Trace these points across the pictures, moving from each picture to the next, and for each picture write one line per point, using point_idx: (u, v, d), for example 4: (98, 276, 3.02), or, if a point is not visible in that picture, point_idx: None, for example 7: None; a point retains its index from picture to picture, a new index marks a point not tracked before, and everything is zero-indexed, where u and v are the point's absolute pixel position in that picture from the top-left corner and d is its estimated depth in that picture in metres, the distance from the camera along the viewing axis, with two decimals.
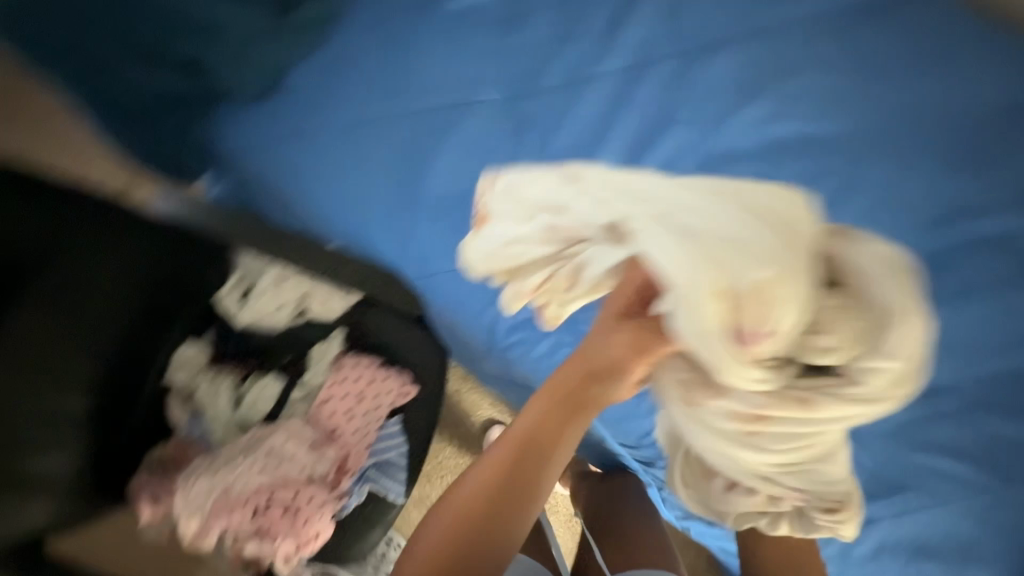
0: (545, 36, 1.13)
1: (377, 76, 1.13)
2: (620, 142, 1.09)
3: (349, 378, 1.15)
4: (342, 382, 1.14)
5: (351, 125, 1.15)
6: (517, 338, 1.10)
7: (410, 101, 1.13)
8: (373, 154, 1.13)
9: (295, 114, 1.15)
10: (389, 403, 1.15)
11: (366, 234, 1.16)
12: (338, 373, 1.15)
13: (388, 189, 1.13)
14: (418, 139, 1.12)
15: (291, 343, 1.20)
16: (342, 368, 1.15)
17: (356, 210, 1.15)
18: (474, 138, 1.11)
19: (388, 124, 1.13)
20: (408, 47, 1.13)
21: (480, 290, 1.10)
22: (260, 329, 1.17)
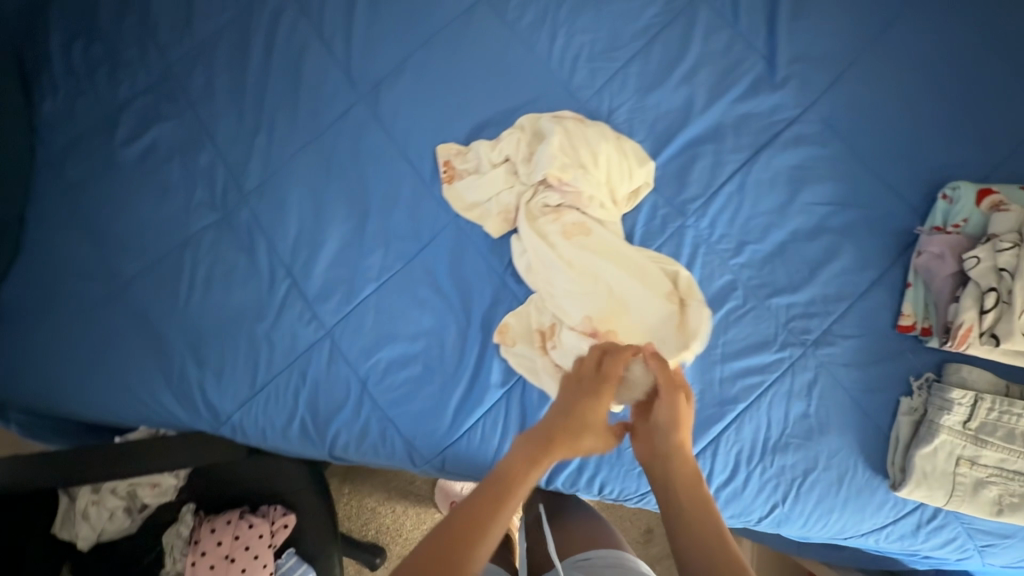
0: (229, 140, 1.08)
1: (81, 257, 1.06)
2: (377, 199, 1.06)
3: (222, 529, 1.12)
4: (209, 536, 1.12)
5: (134, 264, 1.05)
6: (337, 430, 1.01)
7: (126, 264, 1.05)
8: (115, 333, 1.04)
9: (18, 330, 1.06)
10: (261, 532, 1.10)
11: (148, 410, 1.05)
12: (201, 533, 1.12)
13: (147, 357, 1.03)
14: (156, 293, 1.04)
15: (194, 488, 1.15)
16: (203, 523, 1.13)
17: (123, 393, 1.04)
18: (212, 265, 1.05)
19: (116, 295, 1.05)
20: (98, 214, 1.07)
21: (274, 399, 1.02)
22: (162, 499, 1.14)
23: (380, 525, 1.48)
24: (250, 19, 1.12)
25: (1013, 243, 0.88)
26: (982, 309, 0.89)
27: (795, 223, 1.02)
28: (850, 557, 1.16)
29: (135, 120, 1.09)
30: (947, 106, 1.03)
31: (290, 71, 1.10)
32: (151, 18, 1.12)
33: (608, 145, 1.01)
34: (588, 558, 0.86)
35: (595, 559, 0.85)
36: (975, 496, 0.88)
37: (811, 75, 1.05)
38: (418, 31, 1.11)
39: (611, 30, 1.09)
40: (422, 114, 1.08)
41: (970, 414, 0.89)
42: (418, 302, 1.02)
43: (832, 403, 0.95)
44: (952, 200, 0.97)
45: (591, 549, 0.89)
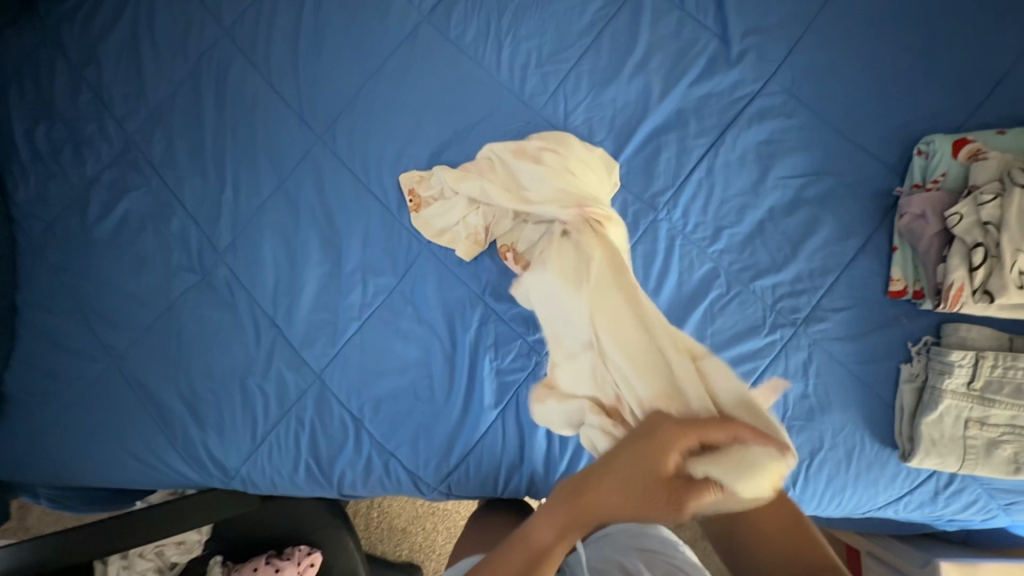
0: (196, 201, 1.10)
1: (74, 335, 1.08)
2: (347, 237, 1.06)
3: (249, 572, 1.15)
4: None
5: (124, 337, 1.08)
6: (342, 470, 1.02)
7: (117, 337, 1.08)
8: (117, 404, 1.07)
9: (27, 414, 1.09)
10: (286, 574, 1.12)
11: (160, 473, 1.07)
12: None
13: (151, 424, 1.06)
14: (150, 361, 1.06)
15: (217, 537, 1.19)
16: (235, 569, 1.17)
17: (134, 461, 1.07)
18: (199, 327, 1.06)
19: (112, 367, 1.07)
20: (83, 292, 1.09)
21: (277, 448, 1.03)
22: (197, 548, 1.20)
23: (413, 544, 1.46)
24: (200, 78, 1.13)
25: (995, 194, 0.86)
26: (972, 266, 0.86)
27: (771, 200, 0.99)
28: (875, 526, 1.14)
29: (105, 194, 1.11)
30: (914, 56, 0.99)
31: (245, 124, 1.11)
32: (105, 92, 1.14)
33: (580, 155, 0.99)
34: (606, 534, 0.86)
35: (614, 534, 0.85)
36: (989, 458, 0.87)
37: (767, 47, 1.02)
38: (364, 62, 1.10)
39: (556, 31, 1.06)
40: (380, 146, 1.08)
41: (973, 375, 0.87)
42: (402, 334, 1.03)
43: (831, 380, 0.93)
44: (928, 155, 0.94)
45: (608, 526, 0.89)
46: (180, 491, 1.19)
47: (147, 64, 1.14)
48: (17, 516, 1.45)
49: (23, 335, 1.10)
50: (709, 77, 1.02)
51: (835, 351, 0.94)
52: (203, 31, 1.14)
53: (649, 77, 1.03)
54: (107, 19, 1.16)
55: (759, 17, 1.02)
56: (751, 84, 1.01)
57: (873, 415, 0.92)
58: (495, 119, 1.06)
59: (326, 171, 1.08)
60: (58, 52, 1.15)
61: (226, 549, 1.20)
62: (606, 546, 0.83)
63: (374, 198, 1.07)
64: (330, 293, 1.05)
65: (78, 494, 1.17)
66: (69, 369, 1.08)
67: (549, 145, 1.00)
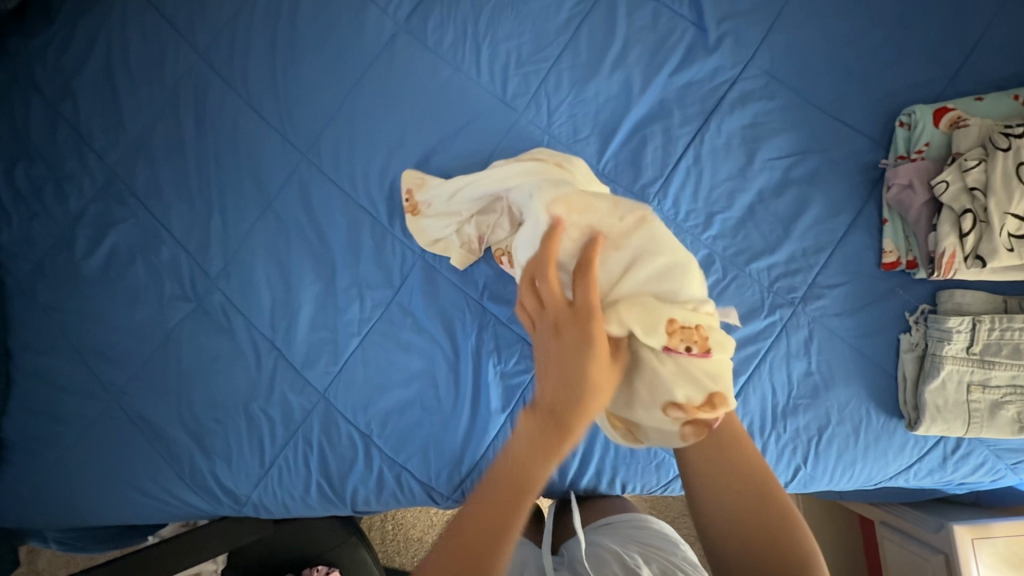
0: (184, 228, 1.09)
1: (71, 374, 1.07)
2: (340, 252, 1.06)
3: None
4: None
5: (120, 372, 1.06)
6: (355, 486, 1.02)
7: (115, 372, 1.06)
8: (121, 440, 1.05)
9: (28, 457, 1.07)
10: None
11: (171, 506, 1.06)
12: None
13: (158, 457, 1.05)
14: (151, 394, 1.05)
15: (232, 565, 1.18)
16: None
17: (141, 495, 1.05)
18: (197, 355, 1.05)
19: (113, 403, 1.06)
20: (76, 329, 1.07)
21: (287, 471, 1.03)
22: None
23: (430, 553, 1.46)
24: (178, 104, 1.11)
25: (979, 160, 0.87)
26: (962, 233, 0.87)
27: (759, 183, 0.99)
28: (887, 495, 1.15)
29: (91, 229, 1.09)
30: (889, 29, 1.00)
31: (228, 147, 1.10)
32: (82, 126, 1.12)
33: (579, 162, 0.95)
34: (611, 523, 0.88)
35: (616, 522, 0.88)
36: (993, 419, 0.88)
37: (744, 30, 1.02)
38: (344, 76, 1.09)
39: (534, 31, 1.06)
40: (367, 159, 1.07)
41: (971, 339, 0.88)
42: (403, 346, 1.03)
43: (833, 355, 0.94)
44: (910, 126, 0.95)
45: (614, 515, 0.91)
46: (192, 522, 1.18)
47: (124, 94, 1.12)
48: (27, 560, 1.43)
49: (20, 379, 1.08)
50: (689, 65, 1.03)
51: (835, 326, 0.94)
52: (177, 57, 1.13)
53: (629, 70, 1.03)
54: (79, 52, 1.14)
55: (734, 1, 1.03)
56: (731, 69, 1.02)
57: (877, 386, 0.93)
58: (479, 123, 1.06)
59: (313, 188, 1.07)
60: (31, 89, 1.14)
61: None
62: (609, 531, 0.86)
63: (364, 212, 1.06)
64: (326, 310, 1.05)
65: (88, 534, 1.15)
66: (68, 409, 1.07)
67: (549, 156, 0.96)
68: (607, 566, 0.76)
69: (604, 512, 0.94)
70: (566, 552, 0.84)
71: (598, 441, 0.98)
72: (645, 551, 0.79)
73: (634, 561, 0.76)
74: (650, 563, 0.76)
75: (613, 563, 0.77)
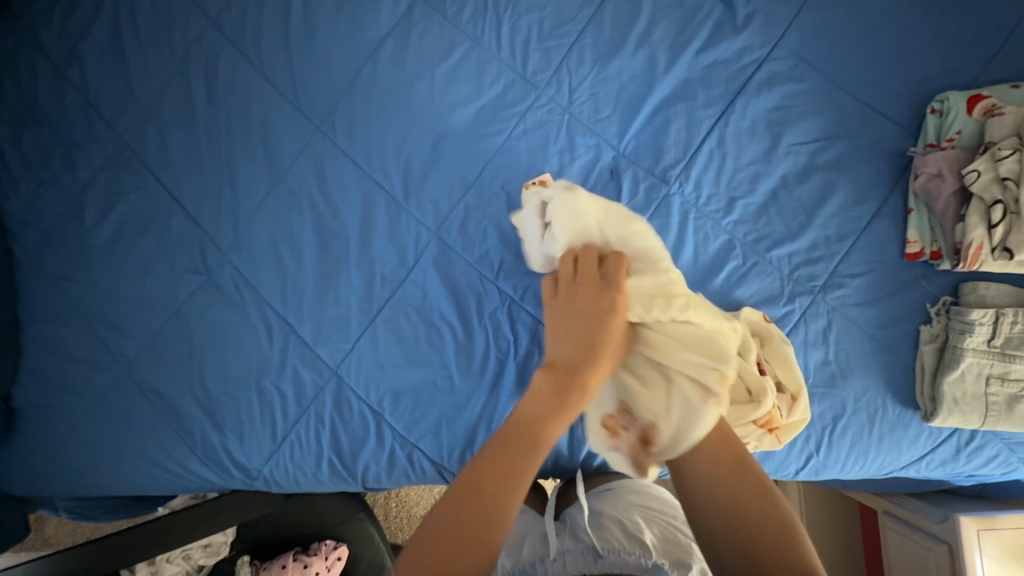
0: (195, 199, 1.07)
1: (81, 344, 1.06)
2: (356, 227, 1.04)
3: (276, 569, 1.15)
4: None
5: (129, 344, 1.05)
6: (366, 462, 1.02)
7: (125, 344, 1.05)
8: (131, 410, 1.05)
9: (36, 426, 1.07)
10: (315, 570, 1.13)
11: (182, 479, 1.07)
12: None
13: (169, 429, 1.05)
14: (162, 365, 1.05)
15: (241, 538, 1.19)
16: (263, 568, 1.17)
17: (152, 466, 1.06)
18: (209, 327, 1.04)
19: (125, 375, 1.05)
20: (86, 299, 1.06)
21: (299, 446, 1.03)
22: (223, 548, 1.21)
23: None
24: (188, 72, 1.08)
25: (1013, 150, 0.85)
26: (991, 224, 0.85)
27: (784, 167, 0.97)
28: (893, 485, 1.15)
29: (101, 198, 1.08)
30: (924, 12, 0.97)
31: (240, 117, 1.07)
32: (90, 91, 1.09)
33: (630, 170, 0.99)
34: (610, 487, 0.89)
35: (617, 488, 0.88)
36: (1011, 413, 0.88)
37: (773, 10, 0.99)
38: (359, 47, 1.06)
39: (557, 4, 1.03)
40: (382, 134, 1.05)
41: (993, 332, 0.87)
42: (419, 323, 1.02)
43: (851, 345, 0.93)
44: (942, 113, 0.93)
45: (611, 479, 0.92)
46: (201, 494, 1.18)
47: (132, 60, 1.09)
48: (34, 528, 1.44)
49: (29, 348, 1.07)
50: (715, 44, 1.00)
51: (854, 316, 0.94)
52: (188, 22, 1.09)
53: (655, 47, 1.00)
54: (86, 14, 1.11)
55: None
56: (759, 50, 0.99)
57: (891, 374, 0.93)
58: (499, 97, 1.03)
59: (330, 160, 1.05)
60: (36, 52, 1.10)
61: (251, 549, 1.20)
62: (607, 496, 0.87)
63: (380, 185, 1.04)
64: (343, 284, 1.04)
65: (98, 503, 1.16)
66: (77, 379, 1.06)
67: (601, 162, 1.00)
68: (609, 530, 0.77)
69: (605, 480, 0.95)
70: (568, 518, 0.83)
71: None
72: (646, 516, 0.80)
73: (636, 526, 0.77)
74: (651, 526, 0.78)
75: (614, 527, 0.77)
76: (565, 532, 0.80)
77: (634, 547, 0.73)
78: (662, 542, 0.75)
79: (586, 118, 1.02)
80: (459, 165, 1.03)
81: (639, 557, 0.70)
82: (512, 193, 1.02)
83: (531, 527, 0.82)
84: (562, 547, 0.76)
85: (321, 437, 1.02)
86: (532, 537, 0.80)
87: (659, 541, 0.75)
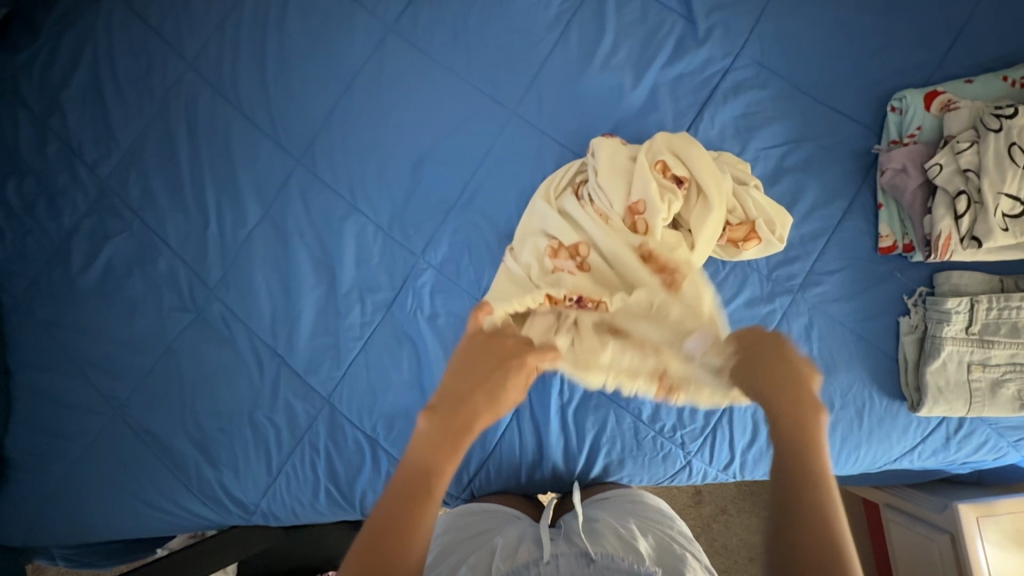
0: (181, 237, 1.08)
1: (71, 389, 1.06)
2: (340, 254, 1.05)
3: None
4: None
5: (119, 386, 1.06)
6: (363, 488, 1.02)
7: (115, 386, 1.06)
8: (124, 453, 1.05)
9: (29, 475, 1.06)
10: None
11: (180, 518, 1.06)
12: None
13: (163, 469, 1.04)
14: (154, 405, 1.05)
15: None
16: None
17: (147, 508, 1.05)
18: (199, 363, 1.05)
19: (117, 417, 1.05)
20: (75, 344, 1.07)
21: (295, 478, 1.03)
22: None
23: None
24: (168, 114, 1.11)
25: (971, 142, 0.88)
26: (957, 215, 0.88)
27: (755, 170, 0.99)
28: (891, 478, 1.15)
29: (87, 243, 1.09)
30: (876, 15, 1.00)
31: (221, 156, 1.09)
32: (72, 139, 1.11)
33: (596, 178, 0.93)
34: (606, 498, 0.91)
35: (612, 498, 0.90)
36: (995, 398, 0.89)
37: (733, 22, 1.03)
38: (334, 80, 1.09)
39: (524, 28, 1.06)
40: (361, 163, 1.07)
41: (970, 320, 0.89)
42: (407, 345, 1.03)
43: (834, 341, 0.95)
44: (902, 111, 0.96)
45: (607, 490, 0.94)
46: (199, 533, 1.18)
47: (113, 106, 1.11)
48: None
49: (20, 396, 1.07)
50: (678, 58, 1.03)
51: (834, 313, 0.95)
52: (166, 66, 1.12)
53: (622, 63, 1.04)
54: (65, 64, 1.13)
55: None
56: (722, 62, 1.02)
57: (875, 366, 0.94)
58: (473, 120, 1.06)
59: (311, 191, 1.07)
60: (18, 104, 1.12)
61: None
62: (602, 506, 0.88)
63: (362, 212, 1.06)
64: (330, 311, 1.04)
65: (95, 549, 1.15)
66: (69, 426, 1.06)
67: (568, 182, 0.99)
68: (604, 538, 0.78)
69: (601, 490, 0.96)
70: (562, 526, 0.84)
71: (605, 435, 0.98)
72: (641, 524, 0.81)
73: (630, 533, 0.78)
74: (645, 534, 0.79)
75: (609, 534, 0.78)
76: (559, 538, 0.80)
77: (626, 552, 0.73)
78: (656, 551, 0.76)
79: (560, 135, 1.04)
80: (438, 189, 1.05)
81: (631, 560, 0.71)
82: (492, 214, 1.04)
83: (526, 530, 0.83)
84: (555, 550, 0.76)
85: (317, 466, 1.02)
86: (527, 541, 0.79)
87: (653, 549, 0.76)
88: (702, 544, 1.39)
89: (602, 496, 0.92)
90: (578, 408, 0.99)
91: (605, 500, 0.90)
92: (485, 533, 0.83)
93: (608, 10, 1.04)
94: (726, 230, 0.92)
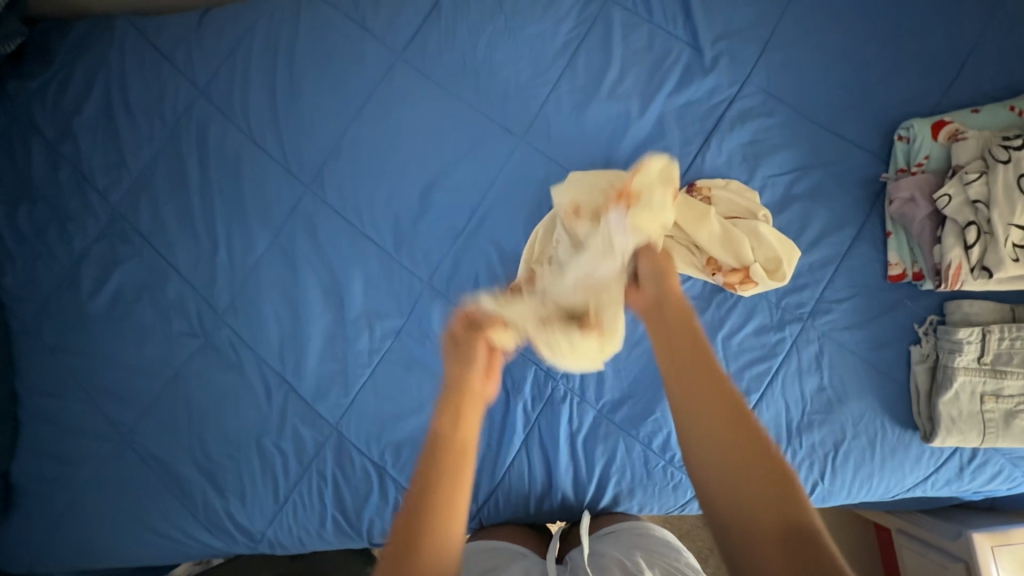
0: (190, 263, 1.08)
1: (79, 415, 1.06)
2: (348, 280, 1.05)
3: None
4: None
5: (126, 412, 1.05)
6: (370, 516, 1.01)
7: (122, 413, 1.05)
8: (130, 480, 1.04)
9: (35, 502, 1.06)
10: None
11: (185, 546, 1.05)
12: None
13: (169, 496, 1.04)
14: (161, 432, 1.04)
15: None
16: None
17: (152, 535, 1.04)
18: (206, 390, 1.05)
19: (124, 443, 1.05)
20: (83, 370, 1.07)
21: (302, 506, 1.02)
22: None
23: None
24: (179, 141, 1.12)
25: (979, 173, 0.88)
26: (967, 245, 0.88)
27: (764, 197, 1.00)
28: (903, 503, 1.14)
29: (96, 268, 1.09)
30: (882, 44, 1.01)
31: (231, 182, 1.10)
32: (83, 165, 1.12)
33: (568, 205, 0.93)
34: (612, 532, 0.90)
35: (619, 531, 0.89)
36: (1009, 429, 0.88)
37: (739, 50, 1.04)
38: (343, 107, 1.10)
39: (533, 55, 1.07)
40: (369, 189, 1.07)
41: (982, 350, 0.89)
42: (416, 372, 1.03)
43: (845, 369, 0.94)
44: (909, 140, 0.97)
45: (613, 523, 0.93)
46: (204, 560, 1.16)
47: (125, 132, 1.13)
48: None
49: (27, 422, 1.07)
50: (684, 85, 1.04)
51: (844, 341, 0.95)
52: (177, 93, 1.13)
53: (629, 91, 1.04)
54: (78, 91, 1.14)
55: (728, 20, 1.04)
56: (729, 89, 1.03)
57: (887, 395, 0.93)
58: (482, 146, 1.07)
59: (320, 217, 1.08)
60: (30, 130, 1.14)
61: None
62: (609, 541, 0.87)
63: (371, 238, 1.06)
64: (339, 338, 1.04)
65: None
66: (75, 452, 1.05)
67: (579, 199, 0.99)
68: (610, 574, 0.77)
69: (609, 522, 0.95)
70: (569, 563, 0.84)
71: (614, 465, 0.98)
72: (648, 557, 0.81)
73: (636, 566, 0.78)
74: (652, 566, 0.78)
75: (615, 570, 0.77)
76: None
77: None
78: None
79: (567, 162, 1.05)
80: (447, 215, 1.06)
81: None
82: (500, 241, 1.04)
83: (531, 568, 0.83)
84: None
85: (324, 494, 1.02)
86: None
87: None
88: (711, 568, 1.37)
89: (608, 530, 0.90)
90: (587, 436, 0.99)
91: (612, 534, 0.89)
92: (493, 570, 0.82)
93: (615, 39, 1.06)
94: (721, 273, 0.92)
